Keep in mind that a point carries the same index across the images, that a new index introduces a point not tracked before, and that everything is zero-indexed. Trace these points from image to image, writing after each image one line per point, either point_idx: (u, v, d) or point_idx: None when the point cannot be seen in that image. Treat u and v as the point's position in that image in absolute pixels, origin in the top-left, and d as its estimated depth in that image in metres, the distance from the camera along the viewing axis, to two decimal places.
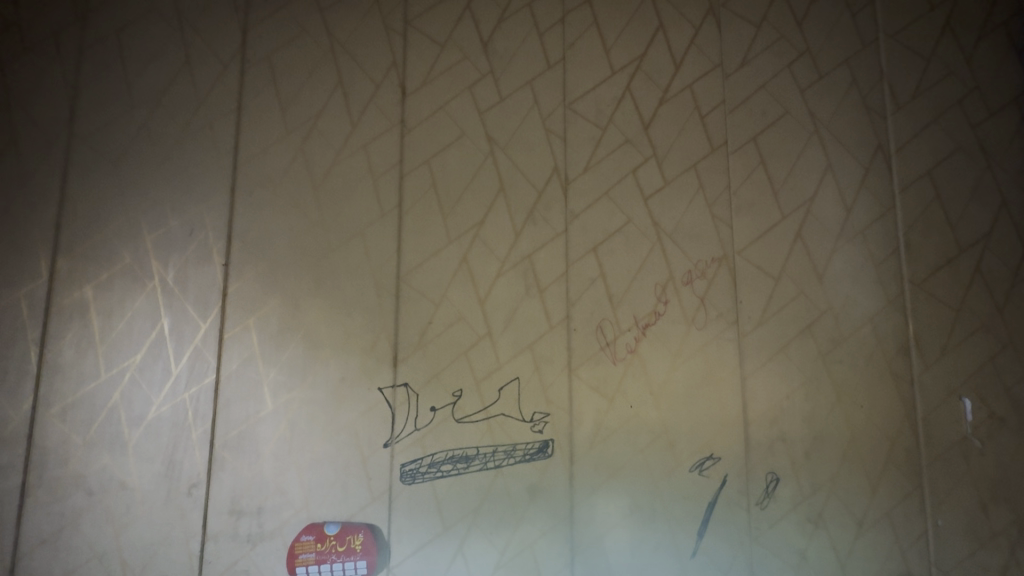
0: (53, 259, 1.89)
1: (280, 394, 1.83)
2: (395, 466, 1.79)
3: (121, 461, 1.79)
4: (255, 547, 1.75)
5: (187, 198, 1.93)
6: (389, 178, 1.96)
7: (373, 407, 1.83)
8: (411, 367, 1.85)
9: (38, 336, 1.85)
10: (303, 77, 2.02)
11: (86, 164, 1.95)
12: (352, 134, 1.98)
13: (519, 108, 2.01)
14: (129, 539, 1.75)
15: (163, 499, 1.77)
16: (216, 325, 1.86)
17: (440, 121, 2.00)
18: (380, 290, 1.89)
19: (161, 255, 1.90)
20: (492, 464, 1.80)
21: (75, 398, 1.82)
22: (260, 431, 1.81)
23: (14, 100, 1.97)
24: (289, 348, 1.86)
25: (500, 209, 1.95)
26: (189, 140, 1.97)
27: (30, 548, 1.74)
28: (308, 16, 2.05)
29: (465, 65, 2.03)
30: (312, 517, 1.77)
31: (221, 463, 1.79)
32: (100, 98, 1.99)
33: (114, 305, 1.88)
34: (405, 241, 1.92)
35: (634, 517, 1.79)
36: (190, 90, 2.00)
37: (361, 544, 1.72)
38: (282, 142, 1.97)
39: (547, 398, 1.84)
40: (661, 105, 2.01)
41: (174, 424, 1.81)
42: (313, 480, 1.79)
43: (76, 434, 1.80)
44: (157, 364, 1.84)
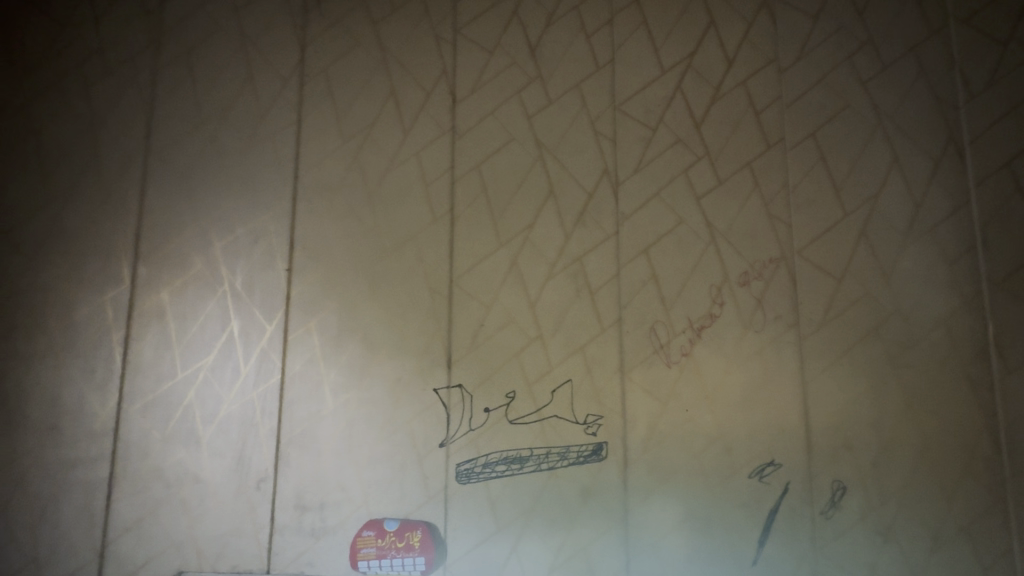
0: (134, 267, 2.04)
1: (340, 395, 1.90)
2: (451, 465, 1.83)
3: (196, 455, 1.91)
4: (318, 541, 1.83)
5: (253, 207, 2.04)
6: (441, 184, 2.01)
7: (428, 408, 1.87)
8: (464, 369, 1.89)
9: (122, 338, 2.00)
10: (358, 88, 2.09)
11: (162, 178, 2.09)
12: (404, 142, 2.04)
13: (568, 111, 2.01)
14: (203, 530, 1.86)
15: (234, 492, 1.87)
16: (280, 327, 1.96)
17: (489, 126, 2.03)
18: (433, 293, 1.94)
19: (230, 261, 2.01)
20: (545, 466, 1.81)
21: (154, 396, 1.96)
22: (322, 430, 1.88)
23: (99, 119, 2.14)
24: (348, 350, 1.93)
25: (550, 213, 1.96)
26: (253, 153, 2.07)
27: (117, 534, 1.88)
28: (361, 29, 2.12)
29: (514, 70, 2.05)
30: (371, 513, 1.83)
31: (287, 459, 1.88)
32: (173, 115, 2.13)
33: (188, 309, 2.00)
34: (456, 245, 1.96)
35: (691, 523, 1.76)
36: (254, 105, 2.11)
37: (420, 541, 1.77)
38: (339, 151, 2.05)
39: (599, 401, 1.84)
40: (714, 103, 1.97)
41: (243, 421, 1.91)
42: (372, 478, 1.85)
43: (155, 430, 1.93)
44: (227, 364, 1.95)
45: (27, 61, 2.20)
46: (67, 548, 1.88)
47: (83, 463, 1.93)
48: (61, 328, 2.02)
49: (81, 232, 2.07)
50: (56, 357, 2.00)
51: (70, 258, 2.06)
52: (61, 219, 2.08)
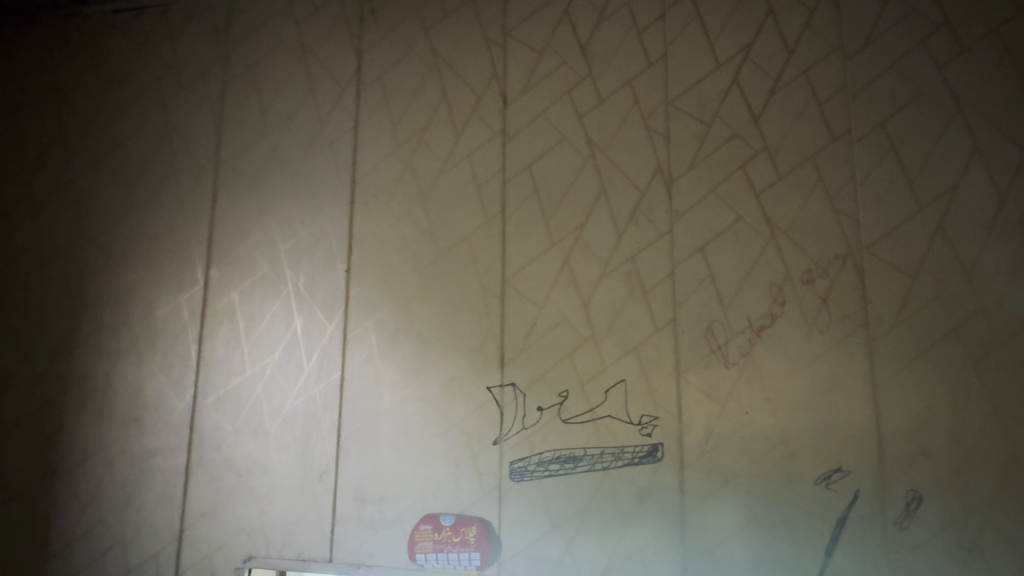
0: (207, 269, 2.17)
1: (397, 391, 1.96)
2: (504, 463, 1.85)
3: (263, 447, 2.02)
4: (377, 532, 1.89)
5: (314, 211, 2.13)
6: (492, 185, 2.03)
7: (482, 406, 1.90)
8: (517, 368, 1.91)
9: (196, 336, 2.13)
10: (411, 94, 2.15)
11: (231, 185, 2.21)
12: (456, 144, 2.08)
13: (619, 108, 2.00)
14: (271, 518, 1.96)
15: (299, 483, 1.96)
16: (340, 325, 2.04)
17: (539, 127, 2.04)
18: (485, 293, 1.97)
19: (293, 263, 2.11)
20: (599, 466, 1.80)
21: (226, 391, 2.08)
22: (380, 425, 1.95)
23: (174, 132, 2.29)
24: (404, 349, 1.98)
25: (602, 212, 1.95)
26: (314, 159, 2.17)
27: (193, 520, 2.01)
28: (414, 36, 2.18)
29: (564, 69, 2.05)
30: (427, 508, 1.87)
31: (347, 453, 1.95)
32: (240, 125, 2.25)
33: (256, 309, 2.11)
34: (508, 245, 1.98)
35: (753, 529, 1.70)
36: (314, 114, 2.21)
37: (475, 537, 1.81)
38: (393, 155, 2.12)
39: (654, 402, 1.81)
40: (773, 95, 1.90)
41: (307, 416, 2.00)
42: (428, 473, 1.89)
43: (227, 422, 2.05)
44: (291, 361, 2.05)
45: (112, 81, 2.39)
46: (149, 531, 2.03)
47: (163, 452, 2.07)
48: (143, 327, 2.18)
49: (160, 238, 2.23)
50: (138, 353, 2.16)
51: (151, 261, 2.22)
52: (143, 225, 2.25)
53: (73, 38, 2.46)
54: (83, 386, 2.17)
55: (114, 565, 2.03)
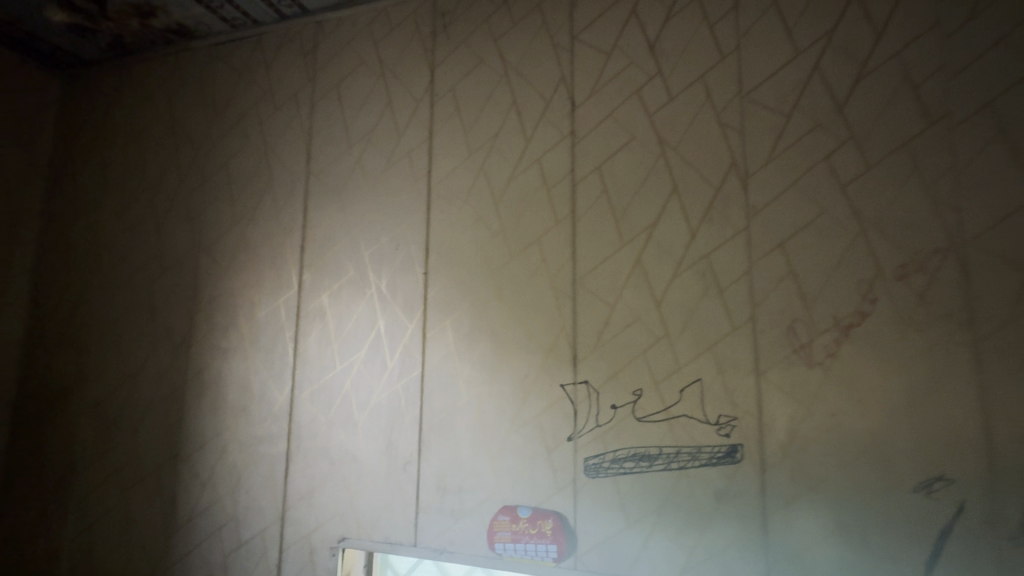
0: (300, 273, 2.38)
1: (474, 388, 2.05)
2: (579, 459, 1.89)
3: (352, 437, 2.18)
4: (457, 521, 1.99)
5: (394, 218, 2.28)
6: (562, 187, 2.07)
7: (555, 403, 1.95)
8: (590, 366, 1.94)
9: (293, 334, 2.35)
10: (482, 102, 2.24)
11: (320, 196, 2.41)
12: (526, 148, 2.14)
13: (691, 104, 1.97)
14: (360, 502, 2.12)
15: (386, 472, 2.11)
16: (419, 325, 2.17)
17: (609, 127, 2.05)
18: (558, 293, 2.02)
19: (376, 266, 2.27)
20: (675, 466, 1.80)
21: (319, 385, 2.27)
22: (459, 419, 2.05)
23: (270, 150, 2.53)
24: (480, 347, 2.07)
25: (674, 210, 1.93)
26: (393, 169, 2.31)
27: (293, 501, 2.22)
28: (484, 46, 2.27)
29: (633, 69, 2.06)
30: (505, 500, 1.95)
31: (428, 445, 2.07)
32: (327, 140, 2.44)
33: (344, 309, 2.29)
34: (579, 246, 2.02)
35: (842, 537, 1.63)
36: (392, 127, 2.35)
37: (552, 529, 1.87)
38: (466, 162, 2.22)
39: (732, 402, 1.78)
40: (859, 82, 1.81)
41: (391, 409, 2.15)
42: (505, 466, 1.97)
43: (321, 414, 2.24)
44: (376, 358, 2.20)
45: (217, 106, 2.67)
46: (257, 510, 2.26)
47: (266, 440, 2.30)
48: (247, 326, 2.42)
49: (260, 246, 2.46)
50: (244, 350, 2.41)
51: (253, 267, 2.46)
52: (245, 235, 2.50)
53: (185, 72, 2.77)
54: (199, 379, 2.45)
55: (228, 539, 2.28)
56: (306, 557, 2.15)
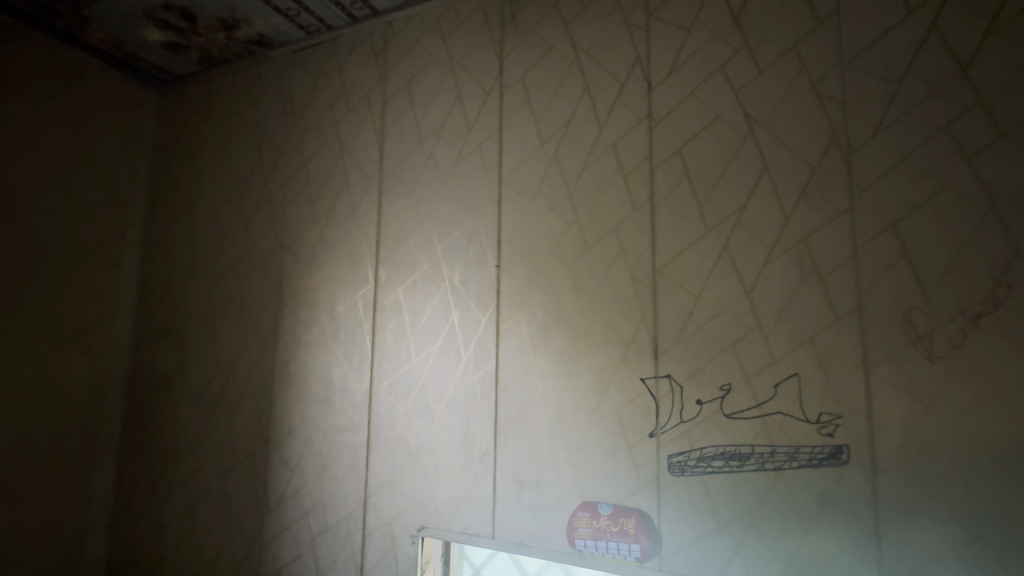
0: (376, 268, 2.44)
1: (550, 380, 2.02)
2: (662, 456, 1.81)
3: (429, 428, 2.21)
4: (536, 515, 1.97)
5: (465, 211, 2.28)
6: (639, 173, 1.99)
7: (636, 398, 1.88)
8: (673, 359, 1.85)
9: (370, 328, 2.42)
10: (553, 89, 2.18)
11: (393, 192, 2.46)
12: (601, 134, 2.07)
13: (782, 77, 1.82)
14: (439, 493, 2.15)
15: (463, 463, 2.13)
16: (493, 317, 2.16)
17: (689, 108, 1.94)
18: (636, 284, 1.94)
19: (449, 260, 2.28)
20: (771, 466, 1.68)
21: (397, 376, 2.32)
22: (535, 413, 2.02)
23: (345, 149, 2.61)
24: (555, 340, 2.03)
25: (764, 192, 1.80)
26: (463, 162, 2.32)
27: (374, 489, 2.29)
28: (554, 32, 2.22)
29: (716, 43, 1.93)
30: (584, 495, 1.91)
31: (505, 438, 2.06)
32: (399, 137, 2.49)
33: (418, 303, 2.32)
34: (659, 234, 1.93)
35: (973, 553, 1.45)
36: (462, 120, 2.35)
37: (634, 528, 1.80)
38: (537, 152, 2.18)
39: (836, 398, 1.64)
40: (988, 38, 1.59)
41: (467, 402, 2.15)
42: (584, 461, 1.92)
43: (398, 405, 2.30)
44: (451, 351, 2.22)
45: (295, 110, 2.79)
46: (340, 496, 2.35)
47: (348, 429, 2.39)
48: (328, 320, 2.52)
49: (338, 243, 2.55)
50: (325, 343, 2.51)
51: (331, 263, 2.55)
52: (324, 233, 2.60)
53: (266, 79, 2.92)
54: (285, 370, 2.58)
55: (315, 522, 2.39)
56: (388, 544, 2.22)
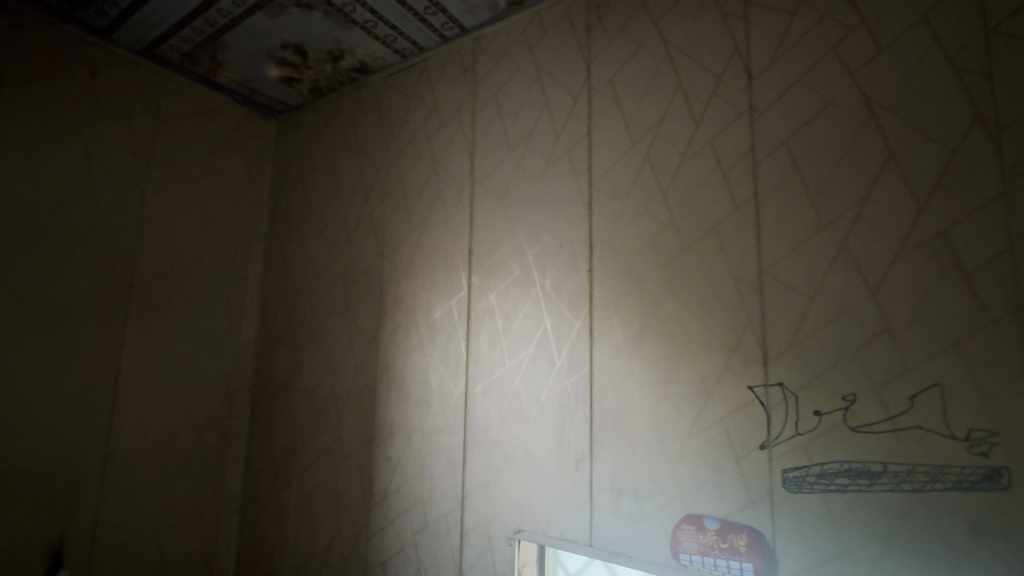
0: (469, 276, 2.53)
1: (648, 387, 1.96)
2: (775, 470, 1.69)
3: (524, 432, 2.24)
4: (635, 525, 1.92)
5: (555, 217, 2.29)
6: (741, 169, 1.88)
7: (743, 406, 1.77)
8: (785, 366, 1.72)
9: (465, 333, 2.51)
10: (643, 89, 2.14)
11: (483, 201, 2.54)
12: (696, 131, 1.99)
13: (908, 54, 1.64)
14: (534, 497, 2.17)
15: (558, 469, 2.12)
16: (586, 322, 2.14)
17: (797, 95, 1.81)
18: (741, 286, 1.83)
19: (540, 265, 2.30)
20: (908, 487, 1.50)
21: (491, 380, 2.38)
22: (632, 420, 1.97)
23: (438, 163, 2.74)
24: (652, 345, 1.97)
25: (891, 181, 1.63)
26: (552, 169, 2.34)
27: (471, 490, 2.35)
28: (644, 31, 2.18)
29: (827, 24, 1.79)
30: (687, 507, 1.82)
31: (601, 445, 2.03)
32: (488, 148, 2.57)
33: (511, 308, 2.37)
34: (765, 232, 1.81)
35: None
36: (550, 127, 2.38)
37: (746, 546, 1.68)
38: (628, 153, 2.14)
39: (991, 414, 1.43)
40: None
41: (562, 407, 2.15)
42: (686, 472, 1.84)
43: (493, 408, 2.35)
44: (544, 355, 2.24)
45: (392, 129, 2.99)
46: (439, 494, 2.45)
47: (446, 430, 2.48)
48: (425, 326, 2.65)
49: (433, 252, 2.68)
50: (423, 347, 2.64)
51: (428, 272, 2.68)
52: (420, 243, 2.74)
53: (366, 103, 3.16)
54: (387, 373, 2.75)
55: (416, 518, 2.51)
56: (485, 544, 2.27)
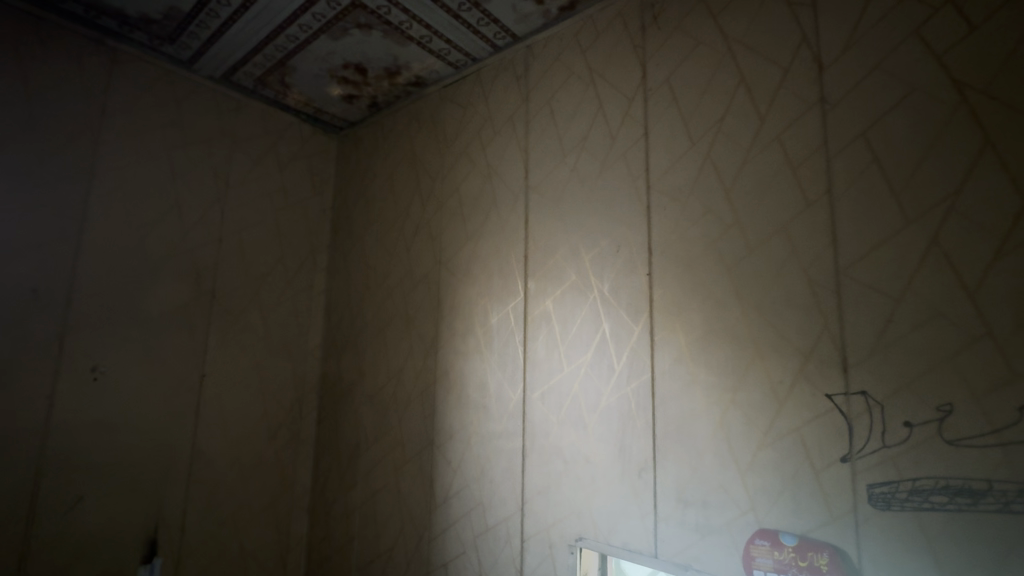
0: (526, 281, 2.54)
1: (714, 394, 1.89)
2: (859, 485, 1.58)
3: (584, 439, 2.21)
4: (702, 537, 1.84)
5: (612, 221, 2.26)
6: (812, 164, 1.78)
7: (821, 416, 1.67)
8: (868, 373, 1.61)
9: (522, 338, 2.52)
10: (703, 86, 2.08)
11: (538, 207, 2.54)
12: (762, 127, 1.90)
13: (1006, 31, 1.50)
14: (596, 505, 2.13)
15: (620, 477, 2.08)
16: (646, 327, 2.10)
17: (875, 84, 1.70)
18: (815, 288, 1.73)
19: (598, 270, 2.28)
20: (1018, 509, 1.36)
21: (549, 386, 2.38)
22: (698, 428, 1.91)
23: (492, 171, 2.78)
24: (718, 350, 1.90)
25: (989, 171, 1.49)
26: (608, 172, 2.31)
27: (531, 496, 2.35)
28: (702, 27, 2.11)
29: (907, 5, 1.66)
30: (760, 520, 1.73)
31: (665, 453, 1.97)
32: (542, 154, 2.58)
33: (568, 313, 2.36)
34: (841, 231, 1.70)
35: None
36: (605, 130, 2.35)
37: (828, 565, 1.58)
38: (688, 153, 2.08)
39: None
40: None
41: (623, 413, 2.11)
42: (758, 484, 1.75)
43: (552, 414, 2.34)
44: (603, 361, 2.21)
45: (447, 139, 3.06)
46: (499, 499, 2.47)
47: (504, 435, 2.50)
48: (482, 331, 2.69)
49: (489, 258, 2.72)
50: (481, 352, 2.67)
51: (484, 278, 2.72)
52: (476, 250, 2.79)
53: (422, 115, 3.26)
54: (445, 378, 2.81)
55: (476, 522, 2.53)
56: (547, 551, 2.26)
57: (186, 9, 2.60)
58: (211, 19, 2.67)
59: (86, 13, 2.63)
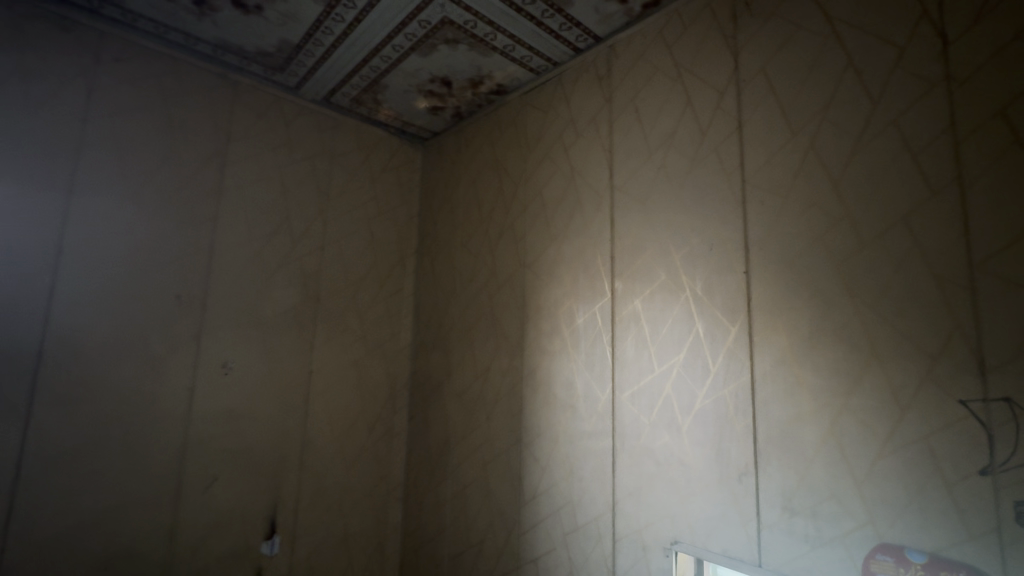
0: (613, 282, 2.54)
1: (824, 398, 1.78)
2: (1003, 502, 1.43)
3: (678, 441, 2.17)
4: (812, 548, 1.75)
5: (704, 218, 2.21)
6: (938, 150, 1.63)
7: (953, 424, 1.53)
8: (1012, 379, 1.45)
9: (610, 338, 2.52)
10: (805, 73, 1.97)
11: (624, 207, 2.53)
12: (875, 112, 1.77)
13: None
14: (691, 508, 2.09)
15: (718, 482, 2.02)
16: (744, 327, 2.02)
17: (1015, 57, 1.53)
18: (943, 285, 1.58)
19: (689, 269, 2.23)
20: None
21: (639, 387, 2.36)
22: (805, 433, 1.81)
23: (575, 172, 2.81)
24: (827, 352, 1.80)
25: None
26: (699, 168, 2.25)
27: (622, 496, 2.35)
28: (803, 11, 2.00)
29: None
30: (880, 535, 1.62)
31: (768, 459, 1.89)
32: (627, 153, 2.56)
33: (659, 314, 2.32)
34: (974, 222, 1.55)
35: None
36: (695, 125, 2.30)
37: None
38: (788, 144, 1.98)
39: None
40: None
41: (719, 416, 2.05)
42: (878, 495, 1.63)
43: (643, 415, 2.32)
44: (697, 362, 2.15)
45: (529, 143, 3.13)
46: (589, 498, 2.48)
47: (593, 435, 2.51)
48: (569, 331, 2.72)
49: (573, 259, 2.74)
50: (567, 353, 2.71)
51: (569, 279, 2.75)
52: (560, 251, 2.82)
53: (503, 122, 3.35)
54: (533, 377, 2.87)
55: (566, 520, 2.57)
56: (640, 552, 2.24)
57: (296, 40, 2.87)
58: (316, 47, 2.93)
59: (214, 50, 2.98)
